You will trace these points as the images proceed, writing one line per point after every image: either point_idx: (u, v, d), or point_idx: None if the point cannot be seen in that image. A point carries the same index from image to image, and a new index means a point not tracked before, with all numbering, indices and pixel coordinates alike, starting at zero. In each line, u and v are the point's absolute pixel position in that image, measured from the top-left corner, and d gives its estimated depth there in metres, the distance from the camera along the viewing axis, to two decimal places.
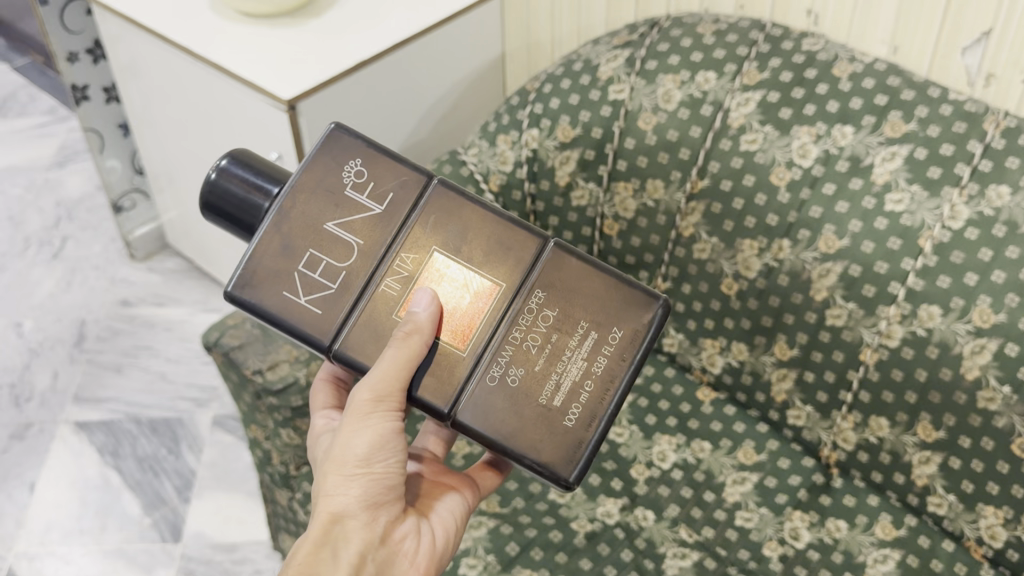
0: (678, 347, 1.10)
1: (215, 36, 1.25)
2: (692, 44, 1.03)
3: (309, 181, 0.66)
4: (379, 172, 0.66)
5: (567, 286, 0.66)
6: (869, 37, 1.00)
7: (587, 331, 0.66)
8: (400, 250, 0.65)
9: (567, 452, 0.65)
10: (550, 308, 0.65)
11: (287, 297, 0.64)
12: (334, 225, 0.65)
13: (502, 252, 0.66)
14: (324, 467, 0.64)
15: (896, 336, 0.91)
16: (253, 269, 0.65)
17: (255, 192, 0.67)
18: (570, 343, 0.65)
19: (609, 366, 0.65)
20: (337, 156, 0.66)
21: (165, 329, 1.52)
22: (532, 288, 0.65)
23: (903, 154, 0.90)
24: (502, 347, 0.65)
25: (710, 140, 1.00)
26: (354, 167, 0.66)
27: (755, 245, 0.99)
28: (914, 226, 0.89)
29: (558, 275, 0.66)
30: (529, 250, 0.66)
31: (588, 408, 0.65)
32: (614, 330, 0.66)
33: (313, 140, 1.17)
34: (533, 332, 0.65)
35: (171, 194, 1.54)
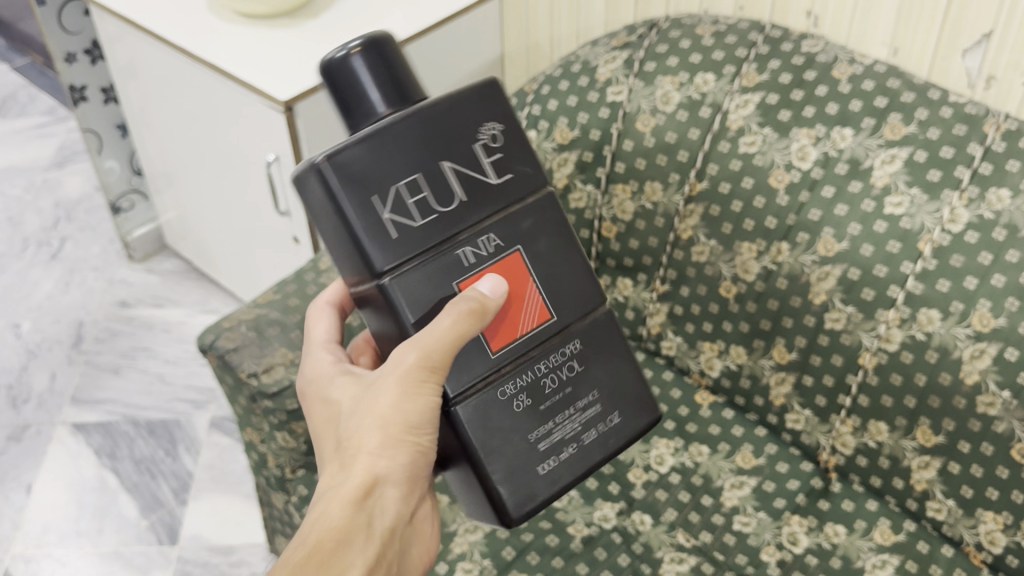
0: (677, 350, 1.09)
1: (213, 37, 1.24)
2: (691, 45, 1.03)
3: (456, 115, 0.61)
4: (511, 147, 0.64)
5: (601, 351, 0.68)
6: (869, 39, 1.00)
7: (594, 401, 0.67)
8: (491, 230, 0.63)
9: (530, 495, 0.65)
10: (577, 362, 0.67)
11: (370, 206, 0.59)
12: (450, 167, 0.61)
13: (568, 288, 0.66)
14: (362, 425, 0.61)
15: (895, 340, 0.91)
16: (358, 155, 0.59)
17: (387, 97, 0.61)
18: (575, 402, 0.67)
19: (594, 443, 0.67)
20: (483, 108, 0.62)
21: (163, 330, 1.52)
22: (574, 335, 0.67)
23: (902, 157, 0.90)
24: (526, 370, 0.65)
25: (708, 142, 1.00)
26: (492, 130, 0.63)
27: (754, 247, 0.98)
28: (914, 230, 0.89)
29: (598, 341, 0.68)
30: (589, 302, 0.68)
31: (561, 468, 0.66)
32: (613, 415, 0.68)
33: (311, 141, 1.17)
34: (555, 374, 0.66)
35: (170, 195, 1.53)
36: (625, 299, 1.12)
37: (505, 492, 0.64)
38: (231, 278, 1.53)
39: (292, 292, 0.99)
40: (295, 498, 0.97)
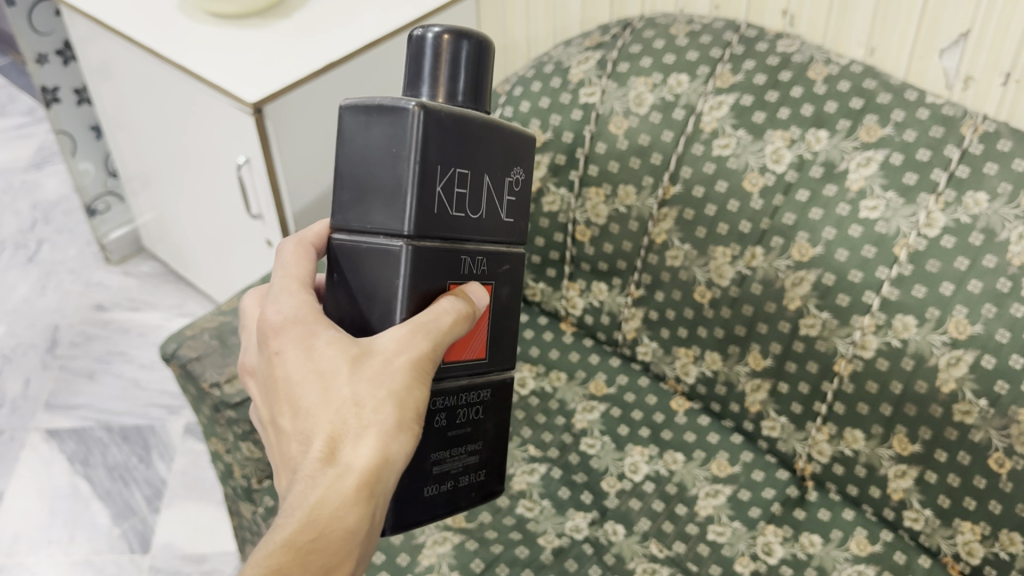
0: (653, 355, 1.06)
1: (184, 38, 1.22)
2: (665, 45, 1.01)
3: (514, 145, 0.60)
4: (525, 198, 0.63)
5: (501, 408, 0.66)
6: (846, 38, 0.97)
7: (479, 452, 0.66)
8: (484, 252, 0.61)
9: (401, 514, 0.62)
10: (483, 408, 0.65)
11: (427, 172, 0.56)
12: (488, 182, 0.59)
13: (501, 337, 0.65)
14: (375, 398, 0.53)
15: (870, 347, 0.89)
16: (443, 121, 0.55)
17: (464, 86, 0.57)
18: (468, 443, 0.65)
19: (463, 490, 0.65)
20: (522, 152, 0.61)
21: (139, 335, 1.50)
22: (490, 383, 0.65)
23: (878, 159, 0.89)
24: (450, 393, 0.63)
25: (682, 144, 0.98)
26: (517, 174, 0.61)
27: (728, 252, 0.96)
28: (890, 234, 0.87)
29: (505, 400, 0.67)
30: (509, 361, 0.67)
31: (433, 501, 0.64)
32: (483, 471, 0.66)
33: (281, 143, 1.15)
34: (466, 409, 0.64)
35: (146, 198, 1.52)
36: (600, 304, 1.09)
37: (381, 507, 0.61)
38: (207, 279, 1.51)
39: None
40: (262, 508, 0.95)
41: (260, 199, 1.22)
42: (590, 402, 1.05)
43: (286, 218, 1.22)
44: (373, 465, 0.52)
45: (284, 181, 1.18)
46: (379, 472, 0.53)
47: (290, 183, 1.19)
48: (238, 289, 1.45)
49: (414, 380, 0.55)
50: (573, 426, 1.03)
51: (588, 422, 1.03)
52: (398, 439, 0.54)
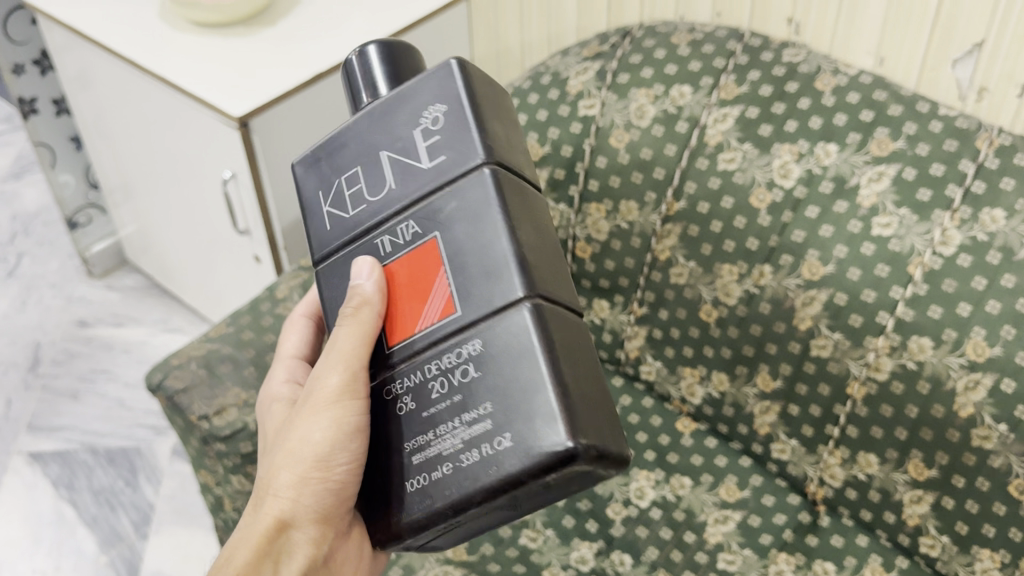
0: (657, 375, 1.02)
1: (165, 48, 1.18)
2: (667, 55, 0.97)
3: (397, 104, 0.57)
4: (455, 132, 0.55)
5: (502, 355, 0.52)
6: (855, 47, 0.94)
7: (485, 415, 0.52)
8: (410, 219, 0.56)
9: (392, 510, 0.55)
10: (476, 366, 0.53)
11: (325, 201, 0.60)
12: (383, 154, 0.57)
13: (477, 276, 0.54)
14: (274, 460, 0.61)
15: (885, 369, 0.86)
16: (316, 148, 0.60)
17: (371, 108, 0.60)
18: (465, 410, 0.53)
19: (476, 468, 0.51)
20: (432, 90, 0.56)
21: (124, 351, 1.45)
22: (476, 334, 0.53)
23: (890, 175, 0.86)
24: (415, 372, 0.56)
25: (685, 159, 0.94)
26: (433, 113, 0.56)
27: (734, 270, 0.93)
28: (903, 252, 0.84)
29: (504, 341, 0.52)
30: (503, 291, 0.53)
31: (437, 488, 0.53)
32: (506, 436, 0.51)
33: (268, 157, 1.11)
34: (444, 376, 0.54)
35: (129, 210, 1.47)
36: (601, 322, 1.05)
37: (375, 515, 0.56)
38: (200, 296, 1.46)
39: (246, 325, 0.93)
40: None
41: (246, 214, 1.18)
42: None
43: (275, 234, 1.18)
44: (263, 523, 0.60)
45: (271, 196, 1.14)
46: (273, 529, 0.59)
47: (279, 199, 1.15)
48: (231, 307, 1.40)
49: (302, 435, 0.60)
50: None
51: None
52: (293, 493, 0.60)
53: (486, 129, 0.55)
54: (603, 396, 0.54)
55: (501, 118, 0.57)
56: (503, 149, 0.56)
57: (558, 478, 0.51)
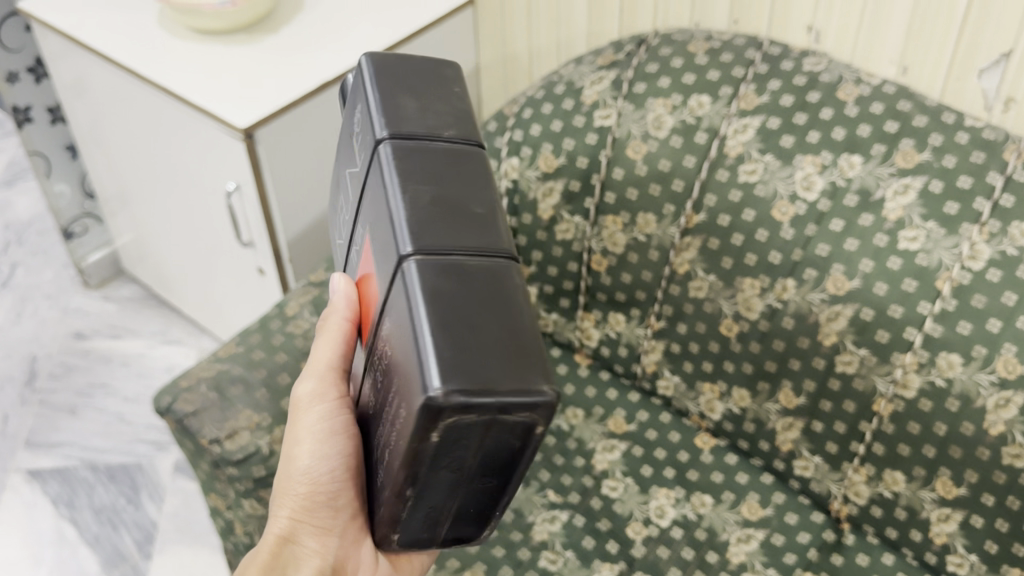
0: (675, 390, 1.01)
1: (165, 55, 1.15)
2: (684, 64, 0.95)
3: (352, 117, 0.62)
4: (367, 123, 0.58)
5: (396, 321, 0.50)
6: (877, 56, 0.92)
7: (393, 389, 0.50)
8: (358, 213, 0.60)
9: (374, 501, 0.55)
10: (389, 341, 0.51)
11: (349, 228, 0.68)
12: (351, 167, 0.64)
13: (383, 251, 0.53)
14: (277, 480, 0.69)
15: (912, 386, 0.84)
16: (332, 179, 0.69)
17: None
18: (390, 390, 0.51)
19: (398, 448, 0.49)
20: (359, 94, 0.61)
21: (122, 364, 1.42)
22: (387, 309, 0.52)
23: (917, 187, 0.84)
24: (372, 357, 0.56)
25: (705, 170, 0.92)
26: (362, 113, 0.60)
27: (756, 284, 0.91)
28: (931, 267, 0.83)
29: (395, 307, 0.50)
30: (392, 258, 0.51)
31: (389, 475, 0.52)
32: (400, 403, 0.48)
33: (273, 169, 1.08)
34: (381, 357, 0.53)
35: (126, 219, 1.44)
36: (617, 335, 1.03)
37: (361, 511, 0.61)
38: (204, 311, 1.43)
39: (256, 344, 0.91)
40: None
41: (251, 226, 1.15)
42: (610, 441, 1.00)
43: (280, 246, 1.15)
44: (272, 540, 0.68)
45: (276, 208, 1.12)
46: (275, 545, 0.67)
47: (284, 211, 1.12)
48: (237, 323, 1.37)
49: (294, 460, 0.67)
50: (593, 467, 0.98)
51: (609, 463, 0.98)
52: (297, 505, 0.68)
53: (389, 106, 0.57)
54: (498, 334, 0.46)
55: (418, 93, 0.58)
56: (409, 119, 0.56)
57: (462, 438, 0.48)
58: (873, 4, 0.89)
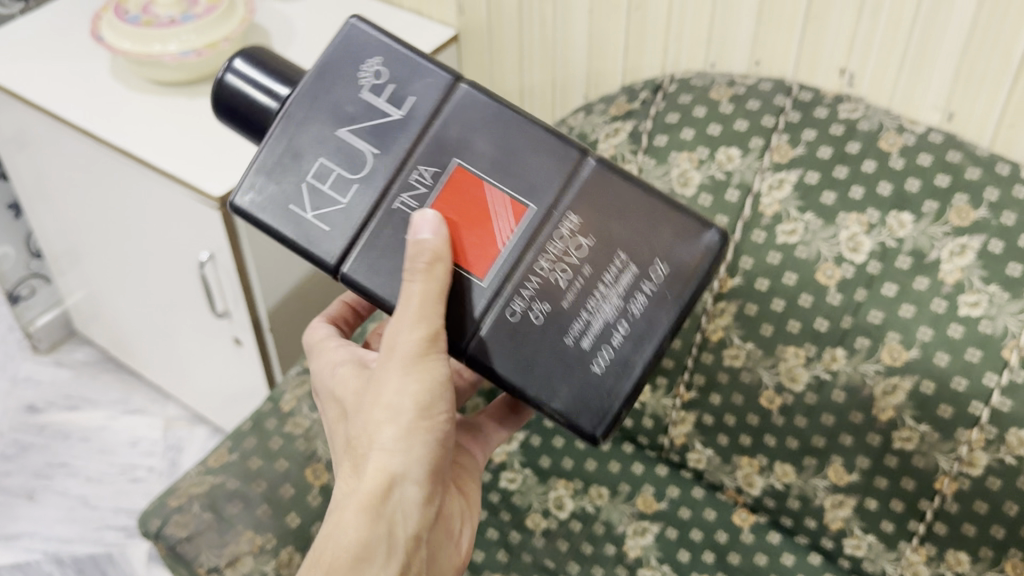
0: (708, 464, 0.93)
1: (120, 110, 1.03)
2: (708, 113, 0.87)
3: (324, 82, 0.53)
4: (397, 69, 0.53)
5: (606, 208, 0.52)
6: (919, 100, 0.85)
7: (629, 265, 0.52)
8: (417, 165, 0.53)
9: (590, 406, 0.52)
10: (583, 236, 0.52)
11: (274, 216, 0.54)
12: (343, 132, 0.53)
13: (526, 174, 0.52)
14: (365, 422, 0.54)
15: (979, 464, 0.78)
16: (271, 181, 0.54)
17: (241, 118, 0.56)
18: (602, 278, 0.52)
19: (643, 318, 0.52)
20: (351, 54, 0.53)
21: (81, 440, 1.30)
22: (567, 210, 0.52)
23: (974, 248, 0.77)
24: (524, 277, 0.52)
25: (739, 231, 0.85)
26: (372, 67, 0.53)
27: (801, 353, 0.84)
28: (996, 335, 0.76)
29: (609, 200, 0.52)
30: (565, 160, 0.52)
31: (619, 354, 0.52)
32: (658, 263, 0.52)
33: (252, 237, 0.97)
34: (560, 263, 0.52)
35: (75, 277, 1.32)
36: (642, 406, 0.95)
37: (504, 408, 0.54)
38: (180, 387, 1.29)
39: (252, 450, 0.79)
40: None
41: (226, 295, 1.04)
42: (641, 523, 0.91)
43: (259, 315, 1.05)
44: (371, 483, 0.54)
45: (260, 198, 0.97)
46: (377, 494, 0.54)
47: (264, 278, 1.02)
48: (218, 399, 1.24)
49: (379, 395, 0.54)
50: (626, 556, 0.89)
51: (642, 549, 0.89)
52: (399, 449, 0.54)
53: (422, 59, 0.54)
54: None
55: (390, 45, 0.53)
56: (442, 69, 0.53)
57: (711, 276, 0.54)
58: (916, 46, 0.82)
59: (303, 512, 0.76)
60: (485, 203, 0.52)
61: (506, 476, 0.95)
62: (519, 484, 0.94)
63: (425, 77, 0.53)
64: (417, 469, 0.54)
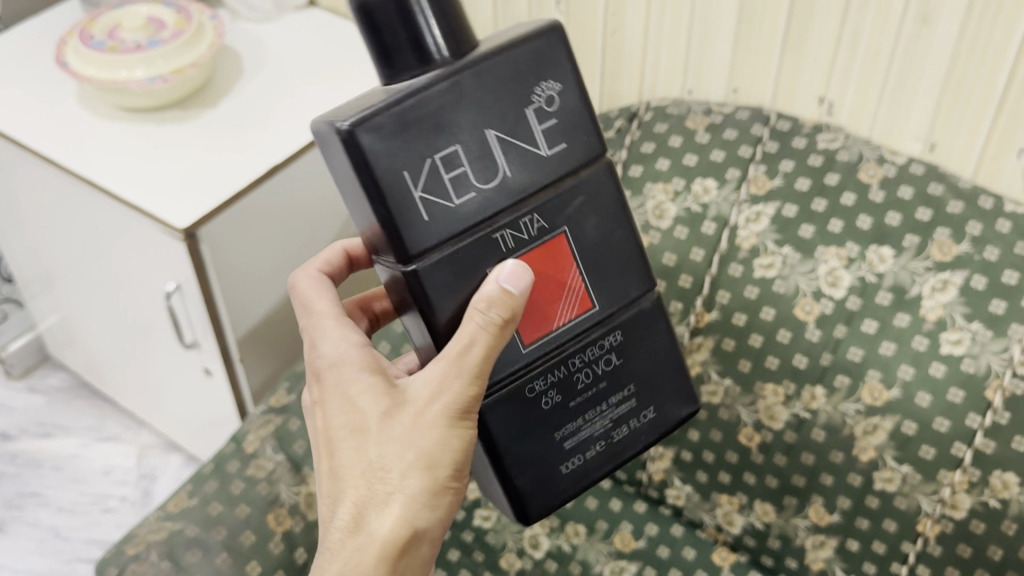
0: (686, 500, 0.90)
1: (85, 137, 1.00)
2: (684, 143, 0.85)
3: (496, 80, 0.51)
4: (569, 113, 0.53)
5: (641, 341, 0.59)
6: (900, 130, 0.83)
7: (628, 395, 0.59)
8: (534, 210, 0.53)
9: (548, 497, 0.58)
10: (615, 354, 0.58)
11: (386, 177, 0.49)
12: (493, 135, 0.51)
13: (608, 276, 0.57)
14: (397, 466, 0.53)
15: (963, 507, 0.75)
16: (392, 129, 0.49)
17: (398, 36, 0.50)
18: (611, 396, 0.59)
19: (619, 443, 0.60)
20: (535, 66, 0.52)
21: (52, 469, 1.27)
22: (617, 326, 0.58)
23: (956, 283, 0.74)
24: (556, 365, 0.57)
25: (716, 265, 0.83)
26: (547, 91, 0.52)
27: (780, 390, 0.81)
28: (979, 374, 0.73)
29: (648, 338, 0.59)
30: (638, 290, 0.58)
31: (587, 466, 0.59)
32: (650, 410, 0.60)
33: (218, 267, 0.95)
34: (588, 367, 0.57)
35: (47, 302, 1.29)
36: None
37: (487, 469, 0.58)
38: (152, 414, 1.26)
39: (213, 495, 0.77)
40: None
41: (194, 325, 1.01)
42: (618, 563, 0.88)
43: (229, 346, 1.02)
44: (395, 533, 0.53)
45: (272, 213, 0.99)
46: (400, 543, 0.53)
47: (232, 309, 1.00)
48: (191, 428, 1.21)
49: (421, 440, 0.53)
50: None
51: None
52: (430, 500, 0.54)
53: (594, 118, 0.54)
54: None
55: (566, 75, 0.52)
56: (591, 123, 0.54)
57: None
58: (897, 75, 0.80)
59: (265, 560, 0.75)
60: (565, 282, 0.55)
61: (480, 513, 0.92)
62: (494, 522, 0.91)
63: (585, 131, 0.54)
64: (437, 526, 0.55)
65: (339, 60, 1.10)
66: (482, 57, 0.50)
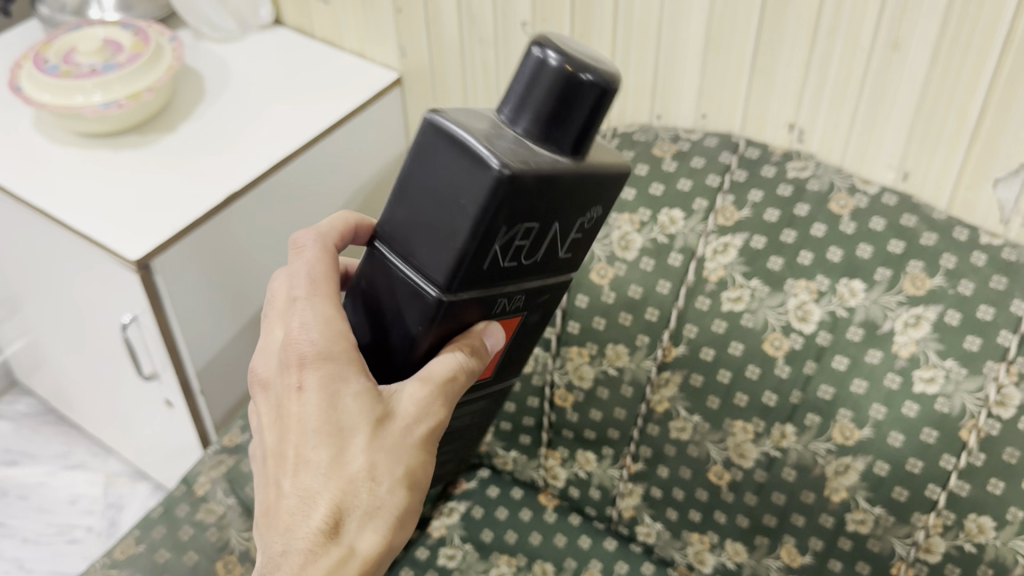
0: (657, 538, 0.87)
1: (40, 165, 0.97)
2: (650, 171, 0.83)
3: (588, 190, 0.48)
4: (592, 234, 0.52)
5: (485, 411, 0.64)
6: (873, 157, 0.80)
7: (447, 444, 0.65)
8: (524, 292, 0.52)
9: None
10: (467, 416, 0.63)
11: (496, 228, 0.45)
12: (558, 229, 0.48)
13: (511, 363, 0.60)
14: (387, 479, 0.50)
15: (937, 550, 0.72)
16: (528, 188, 0.44)
17: (554, 102, 0.45)
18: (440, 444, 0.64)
19: None
20: (606, 194, 0.50)
21: (17, 498, 1.24)
22: (486, 394, 0.62)
23: (930, 319, 0.71)
24: None
25: (683, 298, 0.80)
26: (594, 215, 0.50)
27: (749, 428, 0.79)
28: (953, 414, 0.70)
29: (492, 407, 0.64)
30: (510, 378, 0.62)
31: None
32: (448, 456, 0.67)
33: (174, 298, 0.92)
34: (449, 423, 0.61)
35: (10, 328, 1.26)
36: (587, 476, 0.90)
37: None
38: (118, 442, 1.23)
39: (161, 541, 0.74)
40: None
41: (152, 356, 0.99)
42: None
43: (188, 377, 1.00)
44: (375, 550, 0.50)
45: (239, 234, 0.97)
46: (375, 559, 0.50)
47: (191, 339, 0.97)
48: (157, 457, 1.19)
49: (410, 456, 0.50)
50: None
51: None
52: (407, 519, 0.51)
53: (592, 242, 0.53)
54: None
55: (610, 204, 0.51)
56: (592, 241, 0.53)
57: None
58: (868, 102, 0.77)
59: None
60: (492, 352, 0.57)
61: (444, 552, 0.87)
62: (459, 561, 0.87)
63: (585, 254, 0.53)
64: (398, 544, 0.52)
65: (303, 82, 1.08)
66: (596, 164, 0.48)
